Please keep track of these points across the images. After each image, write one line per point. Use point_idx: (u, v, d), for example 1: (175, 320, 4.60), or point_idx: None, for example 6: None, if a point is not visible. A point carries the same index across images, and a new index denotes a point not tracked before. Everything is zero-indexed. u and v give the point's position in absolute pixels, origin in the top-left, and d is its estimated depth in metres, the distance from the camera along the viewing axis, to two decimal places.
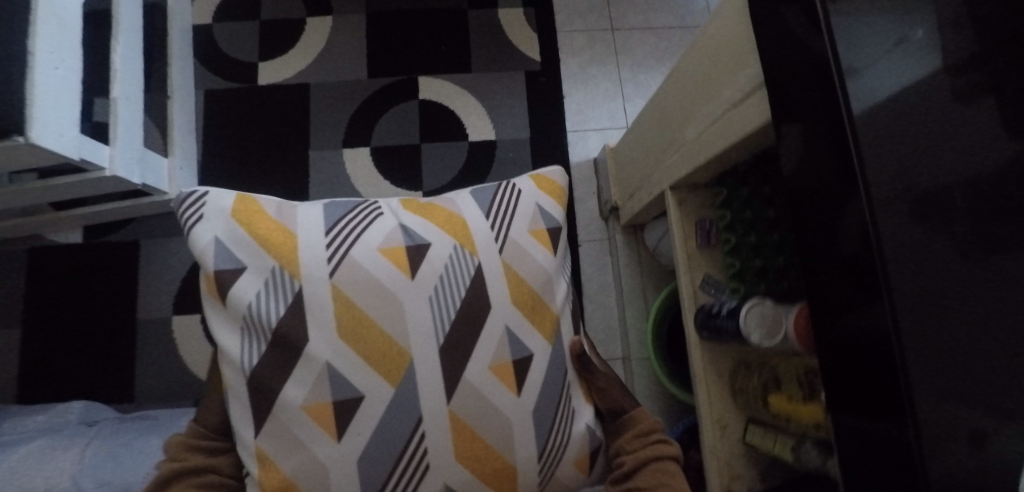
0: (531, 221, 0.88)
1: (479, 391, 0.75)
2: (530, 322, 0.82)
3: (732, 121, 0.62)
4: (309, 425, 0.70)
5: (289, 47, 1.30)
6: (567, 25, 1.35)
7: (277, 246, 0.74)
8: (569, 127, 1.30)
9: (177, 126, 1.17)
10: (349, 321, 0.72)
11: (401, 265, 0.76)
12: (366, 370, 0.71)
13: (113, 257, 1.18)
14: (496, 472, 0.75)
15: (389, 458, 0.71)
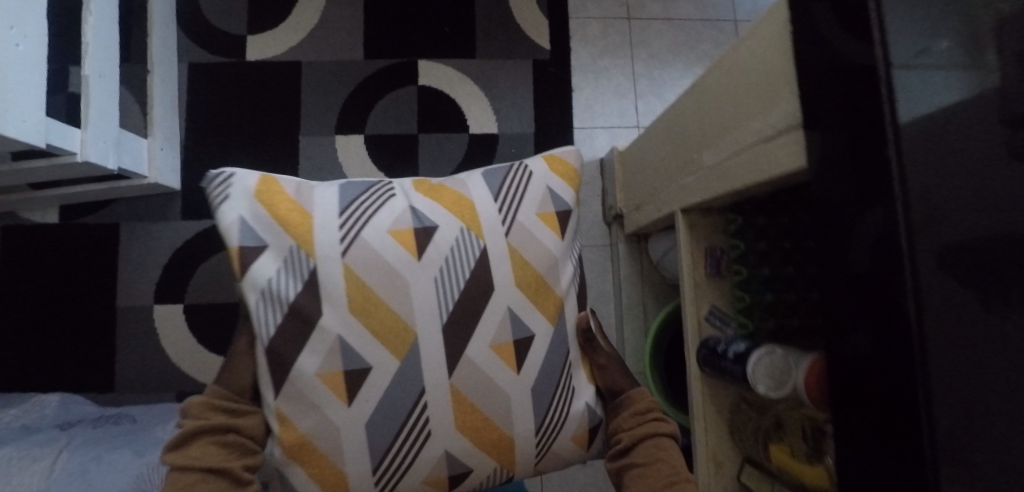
0: (541, 205, 0.80)
1: (482, 366, 0.70)
2: (536, 306, 0.76)
3: (761, 157, 0.57)
4: (324, 392, 0.65)
5: (280, 19, 1.20)
6: (581, 11, 1.26)
7: (299, 226, 0.67)
8: (577, 123, 1.22)
9: (158, 103, 1.08)
10: (359, 307, 0.66)
11: (410, 245, 0.70)
12: (372, 345, 0.66)
13: (92, 240, 1.12)
14: (498, 444, 0.72)
15: (390, 426, 0.67)
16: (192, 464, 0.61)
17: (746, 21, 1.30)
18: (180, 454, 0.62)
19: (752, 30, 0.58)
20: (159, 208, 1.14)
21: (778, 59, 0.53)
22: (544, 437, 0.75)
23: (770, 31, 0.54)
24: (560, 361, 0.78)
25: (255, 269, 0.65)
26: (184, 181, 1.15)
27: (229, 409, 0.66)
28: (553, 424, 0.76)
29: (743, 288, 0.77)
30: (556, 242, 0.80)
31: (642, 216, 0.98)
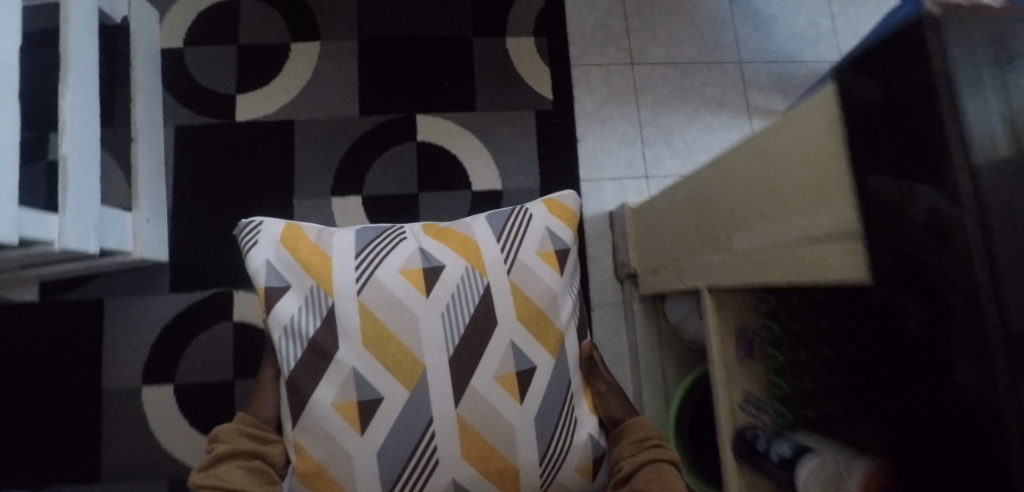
0: (540, 245, 0.81)
1: (483, 397, 0.71)
2: (538, 338, 0.77)
3: (799, 259, 0.52)
4: (339, 422, 0.69)
5: (271, 77, 1.15)
6: (583, 59, 1.23)
7: (319, 265, 0.74)
8: (584, 175, 1.18)
9: (143, 173, 1.02)
10: (373, 343, 0.71)
11: (419, 283, 0.74)
12: (387, 378, 0.70)
13: (74, 319, 1.05)
14: (502, 474, 0.71)
15: (401, 458, 0.69)
16: (220, 484, 0.65)
17: (752, 63, 1.28)
18: (211, 475, 0.67)
19: (789, 121, 0.53)
20: (146, 281, 1.07)
21: (820, 163, 0.48)
22: (549, 467, 0.74)
23: (811, 131, 0.49)
24: (563, 391, 0.77)
25: (282, 308, 0.72)
26: (172, 251, 1.09)
27: (258, 436, 0.72)
28: (555, 454, 0.74)
29: (777, 375, 0.71)
30: (559, 277, 0.81)
31: (659, 281, 0.93)
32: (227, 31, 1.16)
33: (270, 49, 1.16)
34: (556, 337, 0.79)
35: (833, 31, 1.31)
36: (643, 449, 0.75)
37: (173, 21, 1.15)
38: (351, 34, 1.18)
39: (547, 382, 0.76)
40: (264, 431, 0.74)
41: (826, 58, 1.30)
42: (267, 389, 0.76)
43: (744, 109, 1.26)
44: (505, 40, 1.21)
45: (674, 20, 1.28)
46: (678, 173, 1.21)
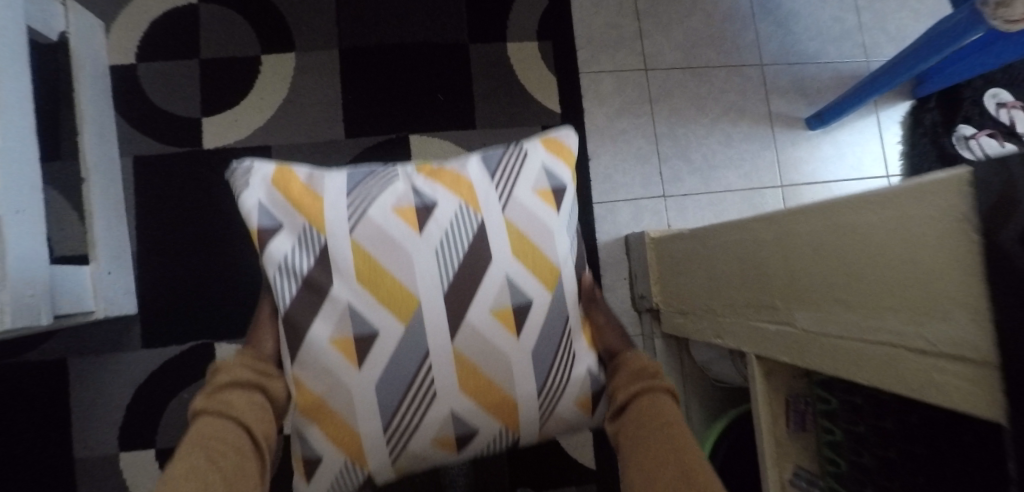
0: (541, 180, 0.60)
1: (475, 332, 0.54)
2: (534, 273, 0.58)
3: (898, 368, 0.45)
4: (334, 359, 0.53)
5: (241, 96, 1.01)
6: (592, 65, 1.11)
7: (302, 200, 0.55)
8: (597, 197, 1.09)
9: (99, 217, 0.89)
10: (364, 283, 0.53)
11: (406, 216, 0.55)
12: (379, 311, 0.53)
13: (32, 384, 0.93)
14: (503, 406, 0.56)
15: (396, 390, 0.53)
16: (225, 411, 0.50)
17: (774, 64, 1.17)
18: (215, 400, 0.51)
19: (882, 207, 0.44)
20: (114, 337, 0.95)
21: (937, 277, 0.39)
22: (550, 399, 0.59)
23: (922, 235, 0.40)
24: (564, 324, 0.60)
25: (265, 251, 0.54)
26: (142, 299, 0.97)
27: (264, 369, 0.57)
28: (563, 389, 0.59)
29: (833, 450, 0.66)
30: (561, 209, 0.61)
31: (689, 326, 0.85)
32: (185, 42, 1.01)
33: (238, 63, 1.01)
34: (557, 272, 0.59)
35: (859, 27, 1.21)
36: (641, 379, 0.59)
37: (122, 32, 1.00)
38: (331, 43, 1.04)
39: (558, 322, 0.59)
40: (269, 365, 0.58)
41: (852, 57, 1.20)
42: (263, 323, 0.61)
43: (766, 117, 1.16)
44: (506, 45, 1.08)
45: (690, 17, 1.16)
46: (697, 191, 1.12)
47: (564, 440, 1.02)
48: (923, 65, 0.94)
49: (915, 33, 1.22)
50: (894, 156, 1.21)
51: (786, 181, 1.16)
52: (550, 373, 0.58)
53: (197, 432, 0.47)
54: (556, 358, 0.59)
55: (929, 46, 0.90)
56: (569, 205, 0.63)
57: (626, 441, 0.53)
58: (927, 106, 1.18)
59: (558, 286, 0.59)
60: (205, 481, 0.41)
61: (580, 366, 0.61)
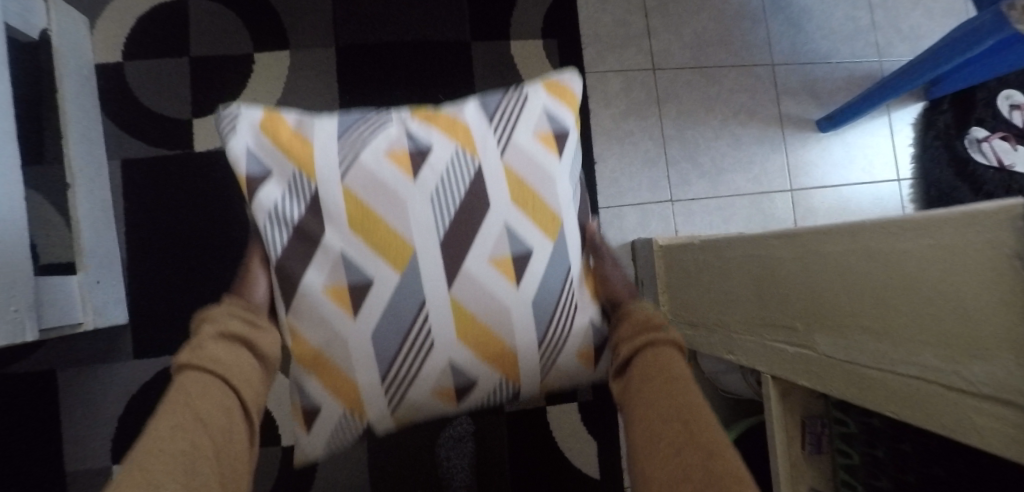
0: (542, 122, 0.56)
1: (472, 282, 0.51)
2: (534, 218, 0.54)
3: (931, 404, 0.42)
4: (326, 307, 0.50)
5: (234, 95, 0.97)
6: (598, 64, 1.07)
7: (293, 145, 0.51)
8: (602, 201, 1.06)
9: (87, 224, 0.86)
10: (358, 232, 0.50)
11: (399, 162, 0.51)
12: (373, 259, 0.50)
13: (21, 396, 0.90)
14: (502, 356, 0.53)
15: (394, 337, 0.50)
16: (213, 365, 0.44)
17: (785, 64, 1.14)
18: (199, 350, 0.45)
19: (917, 236, 0.41)
20: (104, 347, 0.92)
21: (977, 317, 0.36)
22: (551, 350, 0.55)
23: (962, 269, 0.37)
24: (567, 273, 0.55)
25: (253, 199, 0.50)
26: (133, 308, 0.93)
27: (252, 321, 0.51)
28: (564, 340, 0.55)
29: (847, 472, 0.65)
30: (562, 153, 0.56)
31: (698, 338, 0.83)
32: (175, 39, 0.96)
33: (230, 61, 0.97)
34: (557, 219, 0.55)
35: (873, 26, 1.17)
36: (644, 333, 0.53)
37: (109, 29, 0.95)
38: (327, 40, 0.99)
39: (560, 272, 0.55)
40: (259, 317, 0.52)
41: (864, 57, 1.17)
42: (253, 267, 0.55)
43: (776, 119, 1.13)
44: (509, 43, 1.04)
45: (700, 15, 1.12)
46: (705, 196, 1.10)
47: (568, 452, 1.00)
48: (938, 71, 0.91)
49: (928, 32, 1.19)
50: (905, 158, 1.18)
51: (795, 185, 1.13)
52: (551, 323, 0.54)
53: (180, 389, 0.41)
54: (557, 307, 0.54)
55: (946, 50, 0.87)
56: (574, 150, 0.59)
57: (630, 399, 0.48)
58: (940, 107, 1.16)
59: (557, 233, 0.55)
60: (193, 446, 0.36)
61: (582, 315, 0.57)
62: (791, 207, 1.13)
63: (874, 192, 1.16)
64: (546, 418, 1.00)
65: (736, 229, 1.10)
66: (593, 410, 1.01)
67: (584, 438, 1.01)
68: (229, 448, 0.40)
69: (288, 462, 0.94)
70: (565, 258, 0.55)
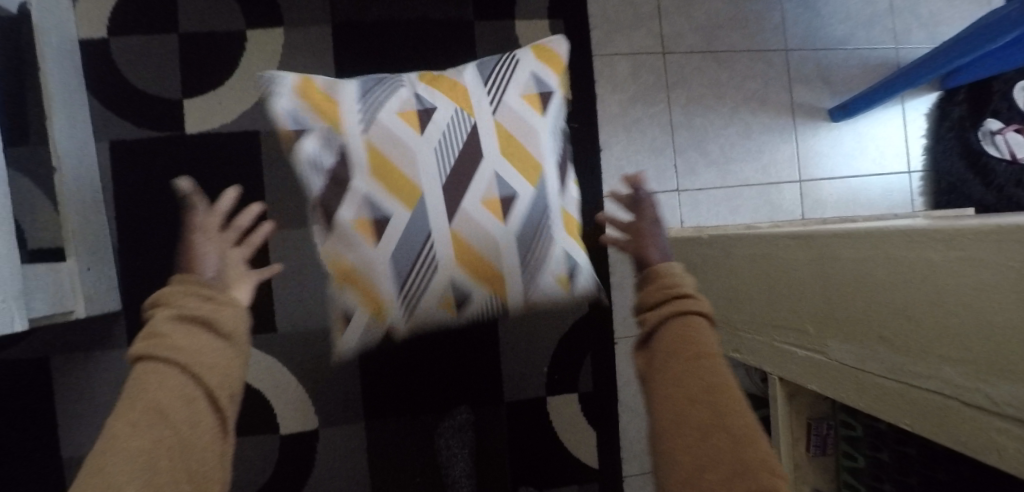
0: (528, 85, 0.67)
1: (467, 217, 0.62)
2: (520, 166, 0.64)
3: (953, 420, 0.42)
4: (353, 235, 0.62)
5: (225, 75, 0.93)
6: (606, 47, 1.03)
7: (323, 106, 0.63)
8: (607, 191, 1.03)
9: (75, 209, 0.83)
10: (377, 175, 0.61)
11: (410, 117, 0.63)
12: (388, 197, 0.61)
13: (14, 383, 0.89)
14: (492, 277, 0.65)
15: (406, 259, 0.62)
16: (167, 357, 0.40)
17: (799, 50, 1.10)
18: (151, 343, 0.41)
19: (948, 249, 0.40)
20: (98, 334, 0.91)
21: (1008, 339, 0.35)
22: (533, 274, 0.66)
23: (994, 288, 0.36)
24: (547, 213, 0.66)
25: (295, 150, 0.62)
26: (125, 295, 0.91)
27: (203, 293, 0.46)
28: (544, 266, 0.67)
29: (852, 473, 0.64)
30: (545, 112, 0.67)
31: None
32: (162, 14, 0.92)
33: (221, 38, 0.92)
34: (539, 166, 0.65)
35: (891, 10, 1.13)
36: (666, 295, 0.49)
37: (92, 2, 0.90)
38: (323, 17, 0.94)
39: (541, 211, 0.66)
40: (207, 286, 0.47)
41: (881, 43, 1.13)
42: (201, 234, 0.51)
43: (787, 107, 1.10)
44: (514, 23, 0.99)
45: None
46: (712, 186, 1.07)
47: (567, 443, 1.00)
48: (960, 61, 0.88)
49: (948, 18, 1.14)
50: (916, 149, 1.15)
51: (804, 176, 1.11)
52: (531, 252, 0.65)
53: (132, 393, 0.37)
54: (537, 238, 0.66)
55: (970, 40, 0.84)
56: (558, 108, 0.69)
57: (653, 373, 0.44)
58: (955, 98, 1.11)
59: (539, 179, 0.65)
60: (154, 439, 0.35)
61: (559, 248, 0.68)
62: (799, 198, 1.10)
63: (884, 185, 1.14)
64: (546, 409, 0.99)
65: (743, 220, 1.08)
66: (592, 402, 1.01)
67: (583, 429, 1.00)
68: (197, 435, 0.38)
69: (286, 450, 0.94)
70: (545, 199, 0.66)
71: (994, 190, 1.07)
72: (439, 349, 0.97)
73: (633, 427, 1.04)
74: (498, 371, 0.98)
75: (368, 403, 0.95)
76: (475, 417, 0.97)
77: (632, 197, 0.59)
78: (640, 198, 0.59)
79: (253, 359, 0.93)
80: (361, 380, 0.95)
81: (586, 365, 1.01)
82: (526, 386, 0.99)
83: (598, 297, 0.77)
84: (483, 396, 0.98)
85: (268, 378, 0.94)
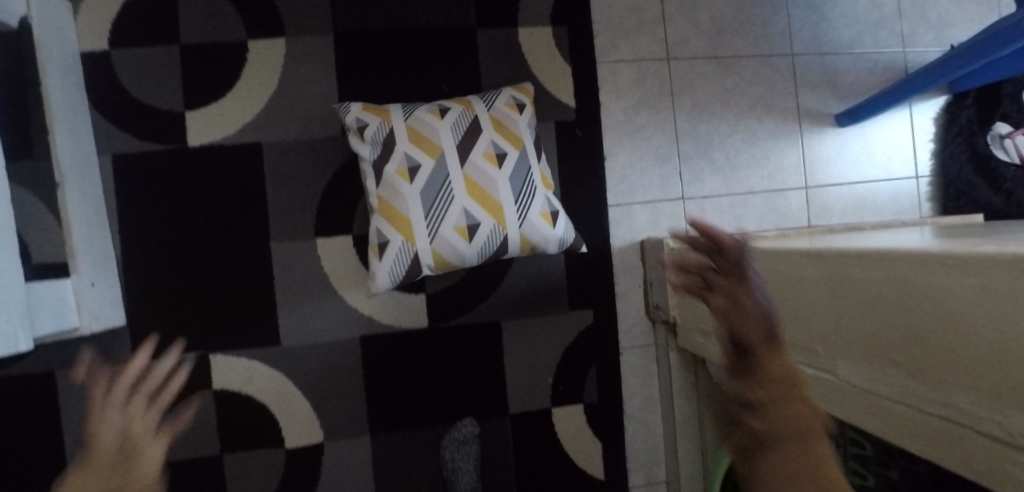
0: (513, 95, 0.85)
1: (474, 165, 0.78)
2: (511, 131, 0.82)
3: (954, 445, 0.43)
4: (391, 179, 0.77)
5: (227, 86, 0.92)
6: (610, 54, 1.02)
7: (378, 108, 0.81)
8: (611, 199, 1.02)
9: (78, 225, 0.82)
10: (413, 141, 0.78)
11: (434, 109, 0.81)
12: (419, 153, 0.78)
13: (21, 399, 0.89)
14: (496, 211, 0.78)
15: (431, 193, 0.77)
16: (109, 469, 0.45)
17: (805, 54, 1.09)
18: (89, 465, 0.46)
19: (962, 275, 0.38)
20: (103, 349, 0.91)
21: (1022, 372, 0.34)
22: (527, 210, 0.79)
23: (1007, 319, 0.34)
24: (533, 166, 0.82)
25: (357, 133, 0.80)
26: (129, 309, 0.91)
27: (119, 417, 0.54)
28: (536, 207, 0.80)
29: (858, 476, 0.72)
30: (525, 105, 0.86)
31: (710, 347, 0.83)
32: (162, 26, 0.91)
33: (222, 49, 0.92)
34: (525, 137, 0.83)
35: (899, 13, 1.11)
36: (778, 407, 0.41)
37: (92, 14, 0.90)
38: (324, 27, 0.94)
39: (528, 164, 0.81)
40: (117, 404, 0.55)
41: (888, 47, 1.11)
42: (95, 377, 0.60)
43: (794, 113, 1.09)
44: (517, 31, 0.98)
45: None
46: (718, 193, 1.06)
47: (572, 452, 1.00)
48: (971, 67, 0.87)
49: (957, 20, 1.13)
50: (924, 155, 1.13)
51: (811, 182, 1.10)
52: (523, 190, 0.80)
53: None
54: (525, 181, 0.80)
55: (980, 46, 0.83)
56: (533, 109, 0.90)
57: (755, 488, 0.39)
58: (964, 102, 1.10)
59: (525, 143, 0.82)
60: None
61: (546, 193, 0.82)
62: (805, 205, 1.09)
63: (891, 190, 1.13)
64: (551, 419, 0.99)
65: (748, 228, 1.08)
66: (597, 412, 1.01)
67: (588, 438, 1.01)
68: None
69: (293, 461, 0.94)
70: (531, 156, 0.82)
71: (1004, 193, 1.08)
72: (444, 360, 0.97)
73: (639, 436, 1.04)
74: (503, 382, 0.98)
75: (373, 415, 0.95)
76: (480, 428, 0.97)
77: (721, 251, 0.50)
78: (732, 254, 0.49)
79: (259, 372, 0.93)
80: (367, 392, 0.95)
81: (591, 375, 1.00)
82: (532, 397, 0.99)
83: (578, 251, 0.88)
84: (488, 407, 0.98)
85: (273, 390, 0.94)
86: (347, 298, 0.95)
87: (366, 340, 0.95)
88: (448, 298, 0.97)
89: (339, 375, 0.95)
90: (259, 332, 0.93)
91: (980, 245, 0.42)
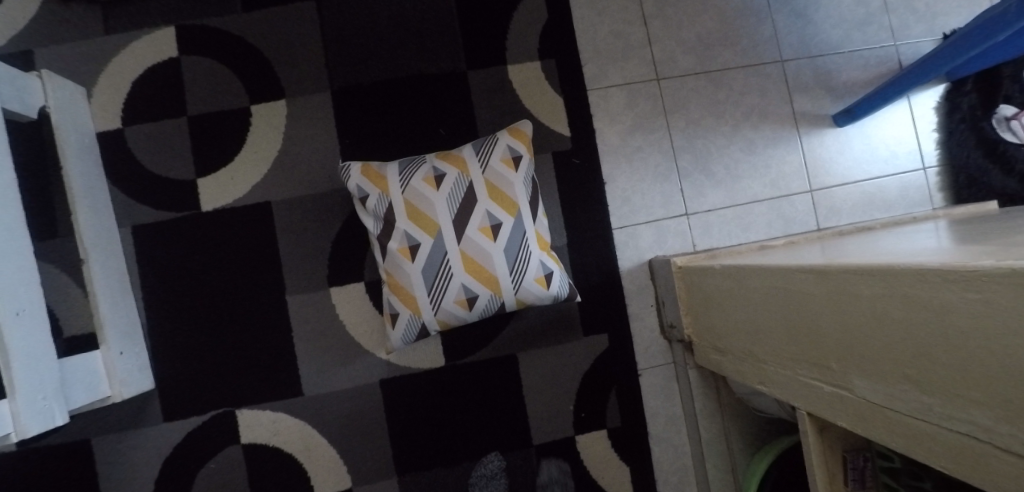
0: (505, 155, 0.86)
1: (470, 240, 0.82)
2: (502, 204, 0.84)
3: (975, 462, 0.41)
4: (396, 257, 0.83)
5: (235, 151, 0.96)
6: (600, 80, 1.04)
7: (378, 178, 0.84)
8: (616, 222, 1.03)
9: (106, 296, 0.86)
10: (412, 219, 0.82)
11: (429, 180, 0.84)
12: (418, 232, 0.82)
13: (60, 467, 0.92)
14: (493, 283, 0.83)
15: (432, 269, 0.82)
16: None
17: (795, 59, 1.09)
18: None
19: (962, 290, 0.36)
20: (134, 413, 0.93)
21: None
22: (522, 279, 0.84)
23: (1012, 335, 0.33)
24: (526, 237, 0.84)
25: (363, 208, 0.85)
26: (157, 373, 0.94)
27: None
28: (530, 272, 0.84)
29: (890, 476, 0.69)
30: (519, 167, 0.86)
31: (727, 365, 0.83)
32: (170, 101, 0.96)
33: (228, 116, 0.96)
34: (518, 203, 0.85)
35: (885, 8, 1.11)
36: None
37: (107, 96, 0.95)
38: (323, 85, 0.98)
39: (522, 232, 0.84)
40: None
41: (879, 42, 1.11)
42: None
43: (790, 118, 1.09)
44: (507, 68, 1.01)
45: (701, 16, 1.07)
46: (722, 206, 1.06)
47: (600, 478, 0.99)
48: (970, 53, 0.84)
49: (946, 9, 1.12)
50: (929, 144, 1.12)
51: (816, 184, 1.09)
52: (517, 262, 0.83)
53: None
54: (520, 253, 0.83)
55: (975, 34, 0.80)
56: (529, 167, 0.88)
57: None
58: (964, 88, 1.09)
59: (518, 210, 0.84)
60: None
61: (540, 257, 0.85)
62: (813, 208, 1.09)
63: (899, 184, 1.11)
64: (575, 447, 0.99)
65: (757, 236, 1.07)
66: (621, 436, 1.00)
67: (615, 463, 1.00)
68: None
69: None
70: (522, 226, 0.84)
71: (1017, 176, 1.05)
72: (464, 398, 0.97)
73: (667, 458, 1.02)
74: (524, 414, 0.98)
75: (398, 457, 0.96)
76: (506, 462, 0.97)
77: None
78: None
79: (283, 424, 0.95)
80: (390, 436, 0.96)
81: (611, 399, 1.00)
82: (553, 426, 0.99)
83: (574, 300, 0.94)
84: (511, 440, 0.98)
85: (300, 440, 0.95)
86: (362, 343, 0.97)
87: (386, 383, 0.97)
88: (462, 335, 0.98)
89: (362, 420, 0.96)
90: (282, 383, 0.95)
91: (982, 255, 0.41)
